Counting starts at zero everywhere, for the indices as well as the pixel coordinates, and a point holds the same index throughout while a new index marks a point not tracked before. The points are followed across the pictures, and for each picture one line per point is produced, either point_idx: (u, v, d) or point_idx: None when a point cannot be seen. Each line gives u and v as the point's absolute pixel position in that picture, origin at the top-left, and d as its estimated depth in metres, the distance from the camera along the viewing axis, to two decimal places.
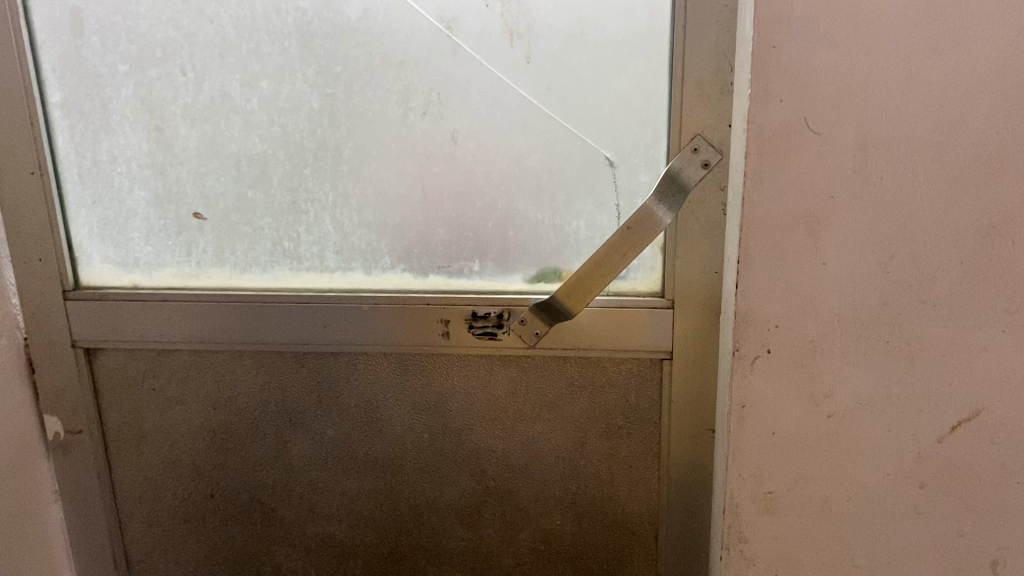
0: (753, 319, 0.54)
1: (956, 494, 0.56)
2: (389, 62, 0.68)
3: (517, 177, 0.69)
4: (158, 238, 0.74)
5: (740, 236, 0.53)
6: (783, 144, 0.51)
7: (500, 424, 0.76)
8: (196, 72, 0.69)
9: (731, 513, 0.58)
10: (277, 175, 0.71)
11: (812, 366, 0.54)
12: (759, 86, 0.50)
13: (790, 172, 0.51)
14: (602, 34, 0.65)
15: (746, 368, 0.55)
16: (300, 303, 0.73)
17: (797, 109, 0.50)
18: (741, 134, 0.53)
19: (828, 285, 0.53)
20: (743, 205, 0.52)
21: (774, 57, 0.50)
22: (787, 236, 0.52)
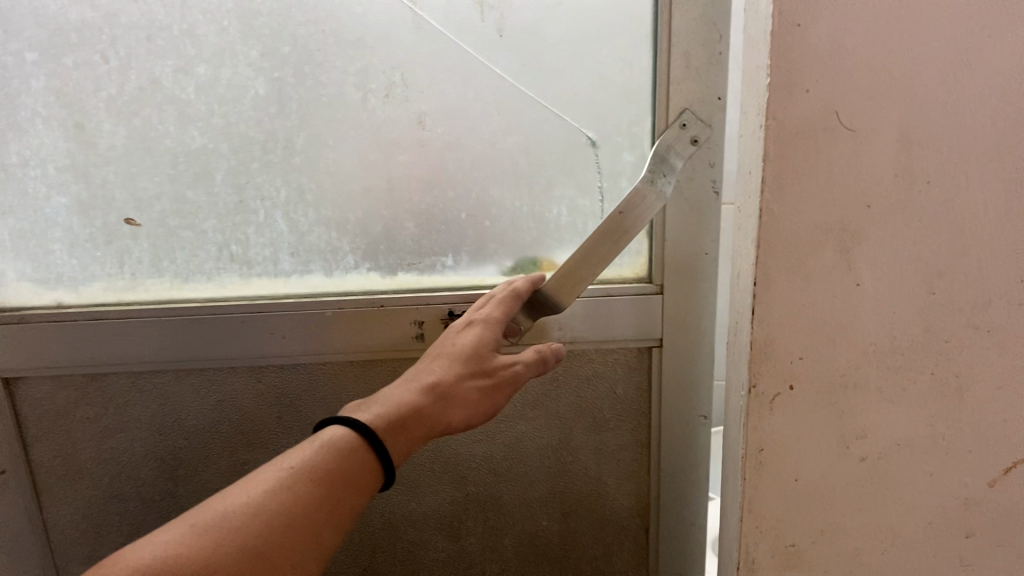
0: (773, 354, 0.47)
1: (999, 528, 0.52)
2: (344, 40, 0.60)
3: (492, 162, 0.64)
4: (84, 250, 0.65)
5: (758, 255, 0.45)
6: (809, 141, 0.44)
7: (480, 426, 0.71)
8: (121, 59, 0.60)
9: (747, 569, 0.52)
10: (221, 173, 0.63)
11: (844, 404, 0.49)
12: (782, 74, 0.43)
13: (819, 176, 0.45)
14: (581, 3, 0.60)
15: (765, 407, 0.48)
16: (252, 313, 0.65)
17: (828, 99, 0.43)
18: (752, 131, 0.46)
19: (866, 309, 0.47)
20: (763, 215, 0.45)
21: (798, 37, 0.42)
22: (816, 253, 0.46)
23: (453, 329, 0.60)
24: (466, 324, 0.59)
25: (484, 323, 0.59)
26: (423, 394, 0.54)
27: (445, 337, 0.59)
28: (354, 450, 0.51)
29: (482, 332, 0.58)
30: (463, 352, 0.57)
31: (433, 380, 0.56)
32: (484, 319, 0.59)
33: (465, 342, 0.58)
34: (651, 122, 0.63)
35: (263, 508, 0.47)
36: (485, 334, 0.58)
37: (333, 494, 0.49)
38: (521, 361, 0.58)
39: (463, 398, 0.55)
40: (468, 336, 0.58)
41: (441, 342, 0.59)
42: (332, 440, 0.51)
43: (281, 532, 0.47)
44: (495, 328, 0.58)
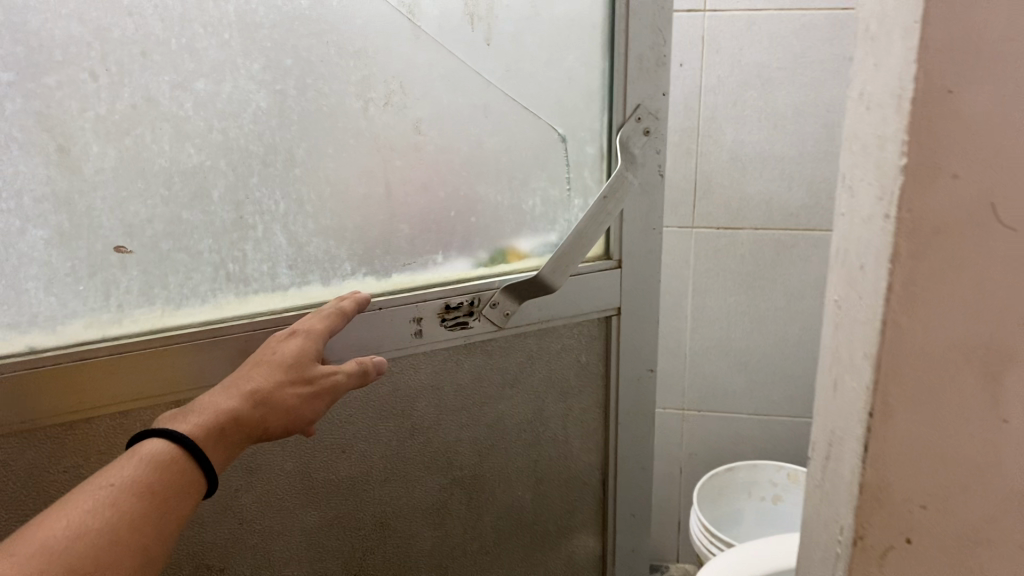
0: (887, 499, 0.43)
1: None
2: (346, 52, 0.62)
3: (477, 161, 0.69)
4: (63, 286, 0.60)
5: (880, 383, 0.40)
6: (946, 240, 0.38)
7: (466, 412, 0.75)
8: (112, 77, 0.57)
9: None
10: (219, 190, 0.62)
11: (970, 560, 0.44)
12: (928, 157, 0.37)
13: (965, 288, 0.39)
14: (553, 15, 0.67)
15: (871, 562, 0.45)
16: (259, 330, 0.64)
17: (984, 187, 0.37)
18: (873, 221, 0.40)
19: (1011, 448, 0.42)
20: (889, 329, 0.40)
21: (950, 104, 0.36)
22: (953, 380, 0.40)
23: (274, 337, 0.62)
24: (288, 334, 0.62)
25: (305, 334, 0.62)
26: (243, 399, 0.56)
27: (265, 344, 0.61)
28: (172, 461, 0.51)
29: (301, 342, 0.61)
30: (285, 360, 0.60)
31: (251, 387, 0.57)
32: (307, 331, 0.62)
33: (290, 351, 0.60)
34: (607, 117, 0.72)
35: (88, 530, 0.46)
36: (306, 345, 0.61)
37: (159, 508, 0.49)
38: (341, 371, 0.62)
39: (285, 404, 0.58)
40: (292, 344, 0.61)
41: (261, 350, 0.61)
42: (152, 451, 0.51)
43: (105, 550, 0.46)
44: (314, 339, 0.62)
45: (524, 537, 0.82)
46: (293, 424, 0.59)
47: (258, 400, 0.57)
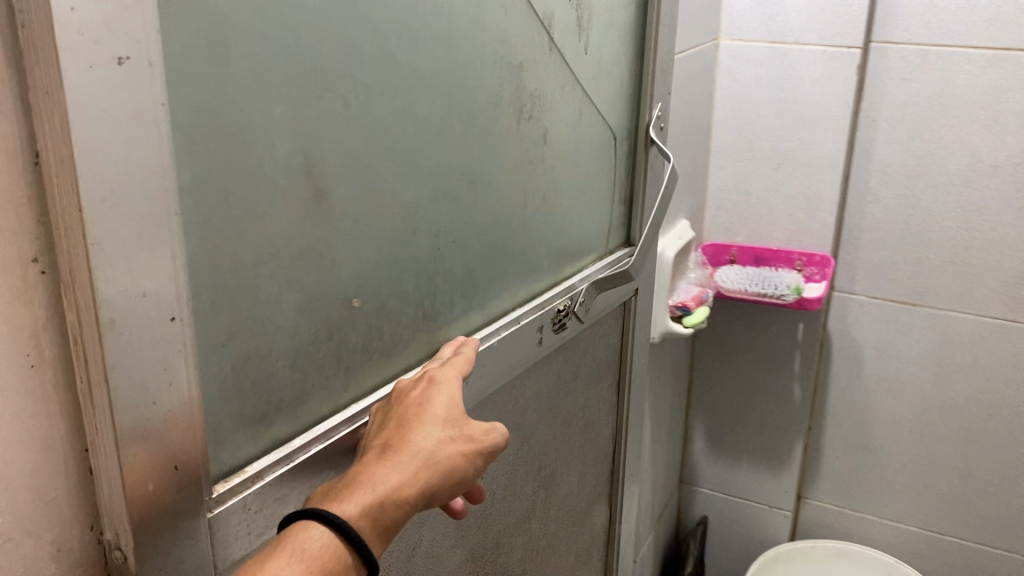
0: None
1: None
2: (511, 70, 0.61)
3: (570, 168, 0.71)
4: (305, 358, 0.50)
5: None
6: None
7: (550, 412, 0.77)
8: (358, 103, 0.49)
9: None
10: (425, 222, 0.56)
11: None
12: None
13: None
14: (614, 25, 0.73)
15: None
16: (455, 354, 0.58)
17: None
18: None
19: None
20: None
21: None
22: None
23: (407, 387, 0.53)
24: (425, 382, 0.53)
25: (447, 382, 0.53)
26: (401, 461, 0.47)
27: (406, 394, 0.52)
28: (330, 557, 0.42)
29: (448, 391, 0.53)
30: (440, 411, 0.50)
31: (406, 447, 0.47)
32: (448, 379, 0.53)
33: (440, 400, 0.51)
34: (635, 114, 0.78)
35: None
36: (454, 394, 0.52)
37: None
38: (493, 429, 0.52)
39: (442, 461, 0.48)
40: (439, 393, 0.52)
41: (401, 401, 0.52)
42: (310, 545, 0.41)
43: None
44: (458, 388, 0.53)
45: (571, 522, 0.86)
46: (456, 486, 0.49)
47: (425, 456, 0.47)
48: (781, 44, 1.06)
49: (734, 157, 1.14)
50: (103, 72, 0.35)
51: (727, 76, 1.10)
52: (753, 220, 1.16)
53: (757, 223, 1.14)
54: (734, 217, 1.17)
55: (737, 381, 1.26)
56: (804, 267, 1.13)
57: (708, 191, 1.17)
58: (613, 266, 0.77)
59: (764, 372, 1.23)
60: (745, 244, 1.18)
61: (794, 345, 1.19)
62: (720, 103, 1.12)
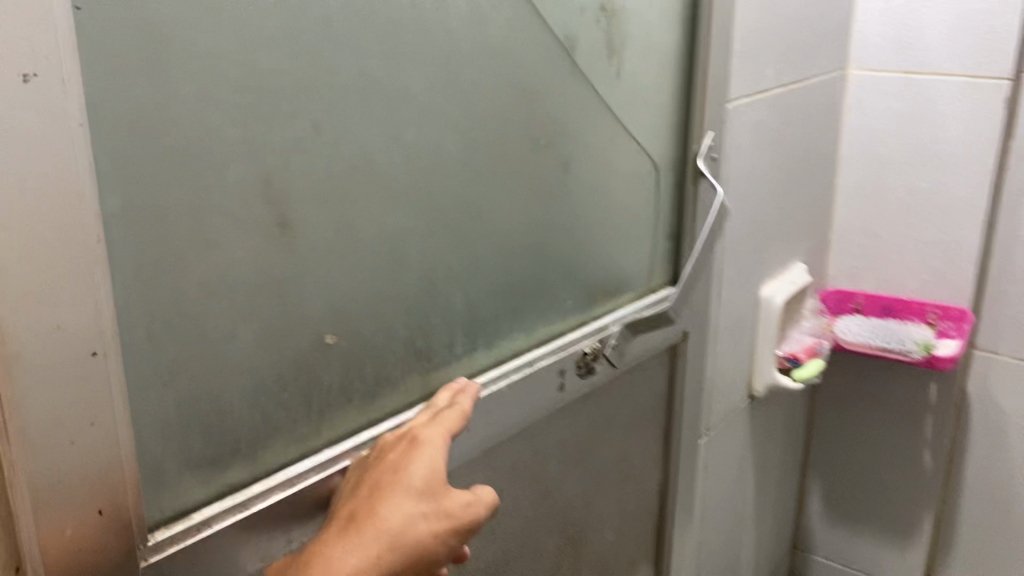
0: None
1: None
2: (521, 93, 0.56)
3: (597, 199, 0.66)
4: (266, 397, 0.46)
5: None
6: None
7: (580, 464, 0.71)
8: (333, 129, 0.46)
9: None
10: (414, 254, 0.52)
11: None
12: None
13: None
14: (653, 44, 0.66)
15: None
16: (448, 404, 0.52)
17: None
18: None
19: None
20: None
21: None
22: None
23: (387, 446, 0.48)
24: (406, 441, 0.47)
25: (429, 440, 0.47)
26: (358, 542, 0.41)
27: (383, 455, 0.47)
28: None
29: (429, 451, 0.47)
30: (413, 477, 0.44)
31: (366, 524, 0.42)
32: (432, 436, 0.48)
33: (417, 464, 0.45)
34: (682, 142, 0.71)
35: None
36: (435, 455, 0.46)
37: None
38: (478, 503, 0.46)
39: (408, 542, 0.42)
40: (417, 455, 0.46)
41: (377, 464, 0.47)
42: None
43: None
44: (441, 447, 0.47)
45: None
46: (425, 568, 0.43)
47: (389, 535, 0.41)
48: (917, 75, 1.08)
49: (861, 198, 1.17)
50: (4, 84, 0.32)
51: (857, 107, 1.15)
52: (881, 267, 1.20)
53: (888, 265, 1.18)
54: (859, 261, 1.21)
55: (854, 427, 1.27)
56: (936, 320, 1.15)
57: (834, 231, 1.23)
58: (652, 307, 0.70)
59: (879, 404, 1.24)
60: (869, 293, 1.20)
61: (924, 407, 1.20)
62: (842, 143, 1.17)
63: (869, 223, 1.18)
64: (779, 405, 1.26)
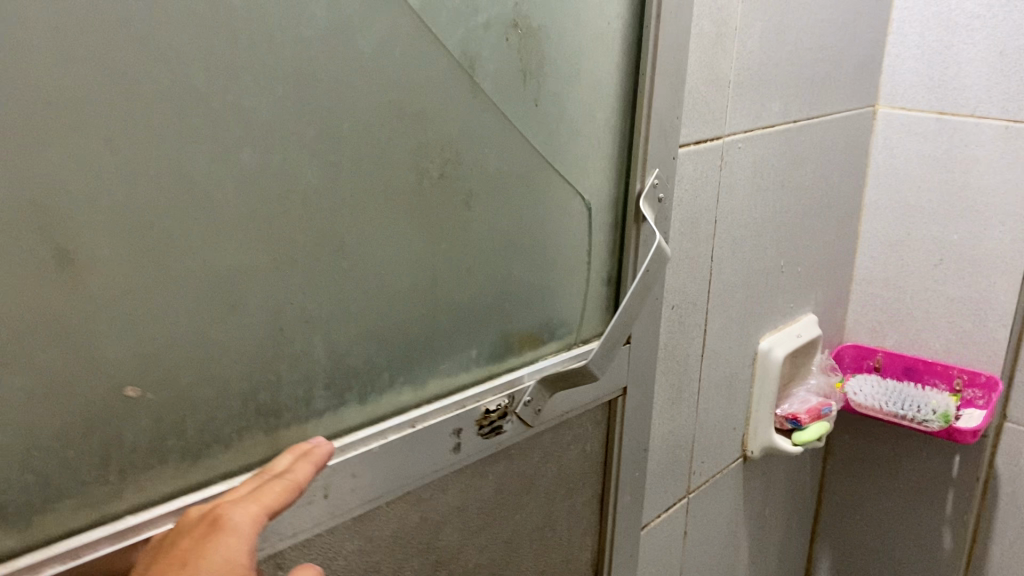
0: None
1: None
2: (406, 116, 0.50)
3: (516, 240, 0.59)
4: (49, 452, 0.40)
5: None
6: None
7: (487, 532, 0.63)
8: (133, 144, 0.40)
9: None
10: (254, 295, 0.46)
11: None
12: None
13: None
14: (588, 71, 0.61)
15: None
16: (278, 471, 0.45)
17: None
18: None
19: None
20: None
21: None
22: None
23: (188, 528, 0.41)
24: (207, 525, 0.41)
25: (232, 528, 0.40)
26: None
27: (179, 542, 0.40)
28: None
29: (228, 542, 0.40)
30: None
31: None
32: (238, 521, 0.41)
33: (211, 561, 0.39)
34: (623, 181, 0.66)
35: None
36: (236, 547, 0.39)
37: None
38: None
39: None
40: (213, 547, 0.39)
41: (168, 554, 0.40)
42: None
43: None
44: (247, 537, 0.40)
45: None
46: None
47: None
48: (950, 116, 1.12)
49: (886, 246, 1.20)
50: None
51: (884, 148, 1.18)
52: (905, 323, 1.21)
53: (910, 320, 1.21)
54: (883, 314, 1.22)
55: (880, 469, 1.27)
56: (964, 386, 1.15)
57: (854, 283, 1.24)
58: (578, 358, 0.64)
59: (916, 458, 1.23)
60: (890, 351, 1.23)
61: (945, 479, 1.21)
62: (869, 187, 1.20)
63: (891, 272, 1.20)
64: (777, 462, 1.18)
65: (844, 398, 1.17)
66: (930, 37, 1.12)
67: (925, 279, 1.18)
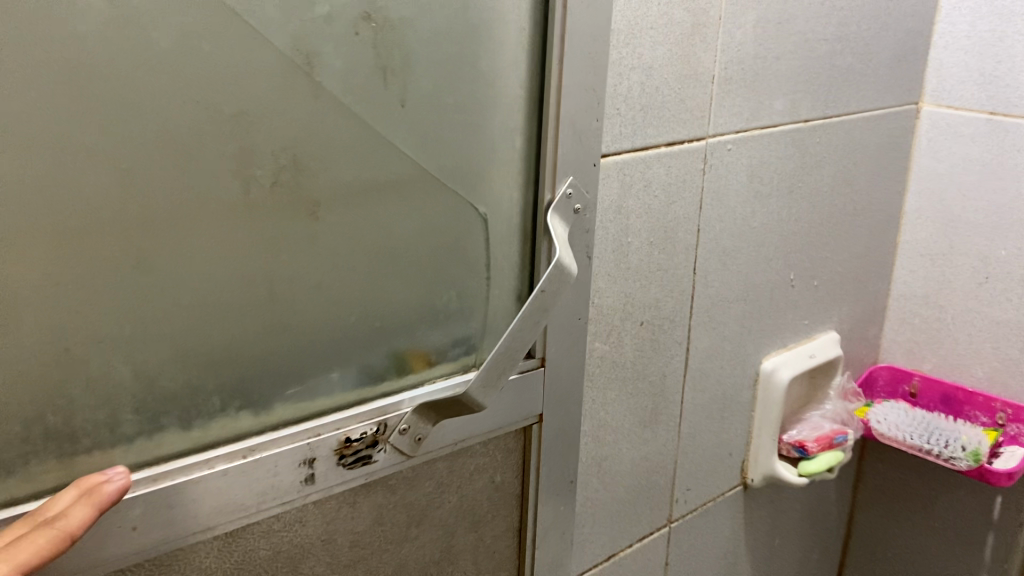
0: None
1: None
2: (222, 118, 0.45)
3: (388, 253, 0.54)
4: None
5: None
6: None
7: (363, 565, 0.59)
8: None
9: None
10: (29, 313, 0.42)
11: None
12: None
13: None
14: (476, 68, 0.55)
15: None
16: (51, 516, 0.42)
17: None
18: None
19: None
20: None
21: None
22: None
23: None
24: None
25: None
26: None
27: None
28: None
29: None
30: None
31: None
32: None
33: None
34: (532, 190, 0.60)
35: None
36: None
37: None
38: None
39: None
40: None
41: None
42: None
43: None
44: None
45: None
46: None
47: None
48: (1001, 117, 0.99)
49: (928, 260, 1.08)
50: None
51: (928, 151, 1.05)
52: (945, 346, 1.09)
53: (952, 344, 1.08)
54: (922, 336, 1.10)
55: (914, 504, 1.16)
56: (1008, 421, 1.03)
57: (891, 299, 1.12)
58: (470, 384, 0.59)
59: (953, 495, 1.11)
60: (928, 376, 1.11)
61: (986, 523, 1.09)
62: (910, 194, 1.08)
63: (933, 290, 1.08)
64: (790, 491, 1.08)
65: (866, 425, 1.06)
66: (983, 27, 0.98)
67: (970, 298, 1.05)
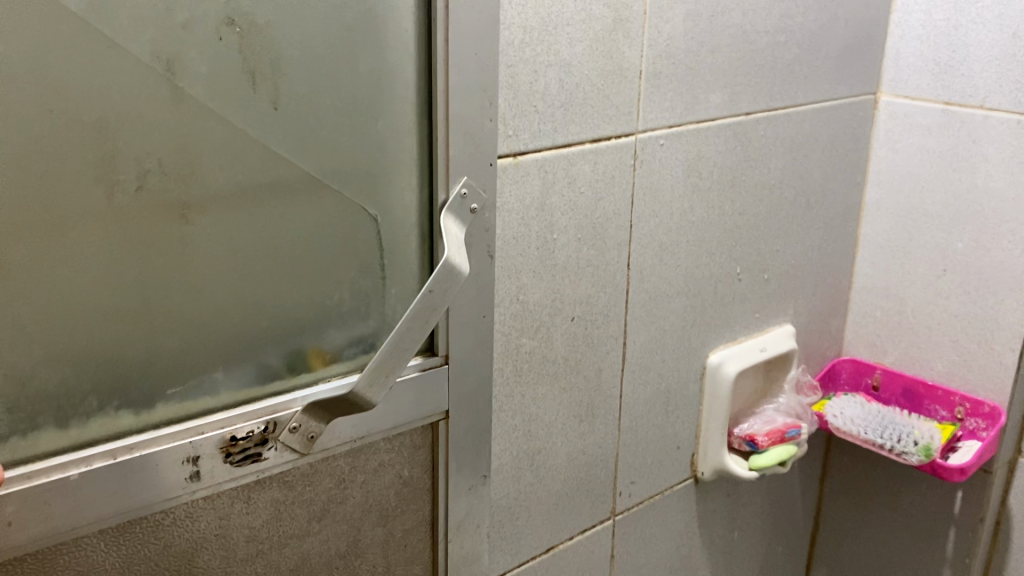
0: None
1: None
2: (81, 124, 0.46)
3: (270, 253, 0.55)
4: None
5: None
6: None
7: (262, 561, 0.59)
8: None
9: None
10: None
11: None
12: None
13: None
14: (356, 70, 0.56)
15: None
16: None
17: None
18: None
19: None
20: None
21: None
22: None
23: None
24: None
25: None
26: None
27: None
28: None
29: None
30: None
31: None
32: None
33: None
34: (428, 190, 0.61)
35: None
36: None
37: None
38: None
39: None
40: None
41: None
42: None
43: None
44: None
45: None
46: None
47: None
48: (956, 107, 0.97)
49: (887, 252, 1.07)
50: None
51: (886, 142, 1.04)
52: (905, 338, 1.08)
53: (911, 337, 1.07)
54: (882, 328, 1.10)
55: (878, 497, 1.15)
56: (966, 416, 1.02)
57: (852, 291, 1.11)
58: None
59: (915, 487, 1.11)
60: (890, 369, 1.10)
61: (947, 516, 1.08)
62: (870, 185, 1.06)
63: (893, 282, 1.07)
64: (747, 483, 1.08)
65: (823, 419, 1.06)
66: (938, 15, 0.97)
67: (928, 291, 1.04)
